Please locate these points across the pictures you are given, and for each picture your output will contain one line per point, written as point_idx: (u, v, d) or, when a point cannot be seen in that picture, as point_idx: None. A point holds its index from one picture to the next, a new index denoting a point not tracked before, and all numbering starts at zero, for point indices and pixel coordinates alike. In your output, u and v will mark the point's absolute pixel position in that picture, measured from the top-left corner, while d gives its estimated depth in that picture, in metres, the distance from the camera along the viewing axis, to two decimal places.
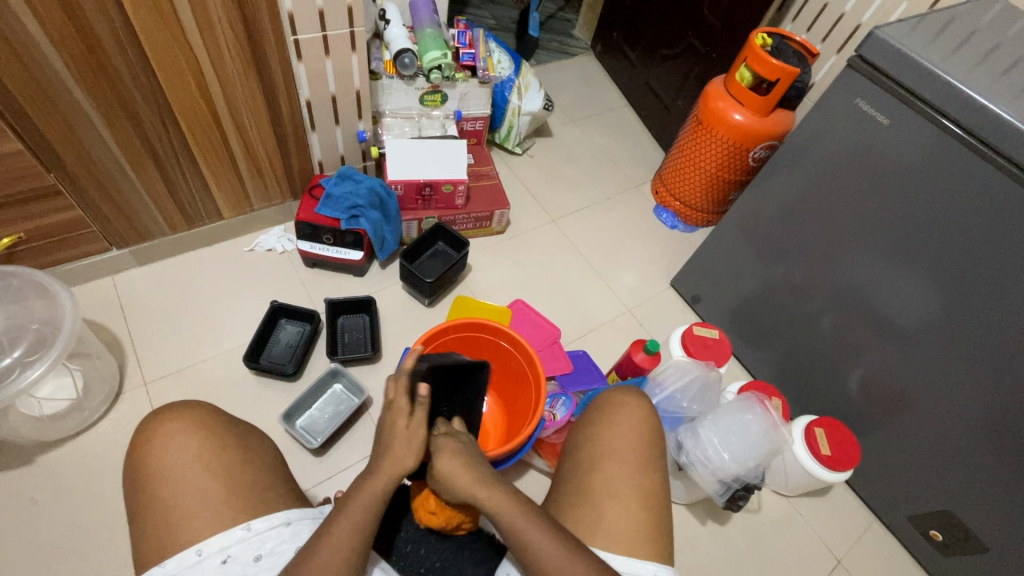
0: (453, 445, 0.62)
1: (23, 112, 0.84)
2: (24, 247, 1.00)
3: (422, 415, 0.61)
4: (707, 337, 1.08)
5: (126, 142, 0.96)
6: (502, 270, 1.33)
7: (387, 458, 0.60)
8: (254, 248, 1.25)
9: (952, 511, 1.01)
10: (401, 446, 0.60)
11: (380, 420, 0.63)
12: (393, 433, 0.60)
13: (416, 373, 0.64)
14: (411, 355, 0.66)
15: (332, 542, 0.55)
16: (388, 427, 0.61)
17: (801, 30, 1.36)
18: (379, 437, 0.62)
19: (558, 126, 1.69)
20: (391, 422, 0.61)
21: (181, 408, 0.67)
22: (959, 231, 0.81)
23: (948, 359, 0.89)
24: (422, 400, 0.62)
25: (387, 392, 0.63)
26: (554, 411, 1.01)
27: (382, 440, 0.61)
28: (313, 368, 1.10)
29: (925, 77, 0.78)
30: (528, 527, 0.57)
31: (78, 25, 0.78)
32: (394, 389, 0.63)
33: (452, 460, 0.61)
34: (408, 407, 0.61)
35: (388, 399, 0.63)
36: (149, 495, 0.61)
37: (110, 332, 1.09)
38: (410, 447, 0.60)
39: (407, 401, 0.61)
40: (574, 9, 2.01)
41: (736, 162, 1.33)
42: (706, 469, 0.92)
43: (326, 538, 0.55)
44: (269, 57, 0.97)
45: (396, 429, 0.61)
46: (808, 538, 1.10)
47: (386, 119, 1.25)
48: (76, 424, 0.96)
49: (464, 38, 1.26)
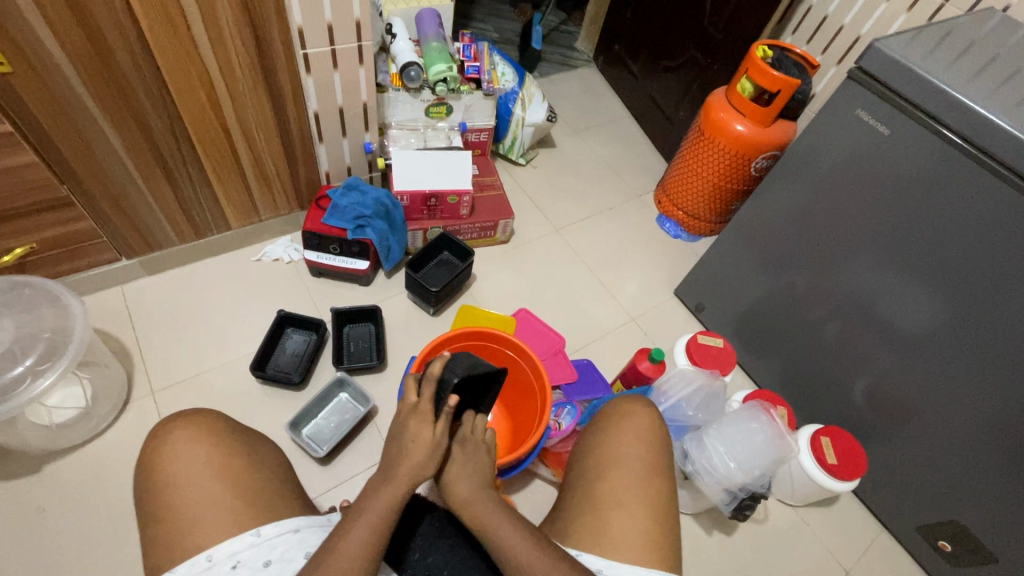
0: (466, 455, 0.63)
1: (38, 124, 0.85)
2: (36, 257, 1.01)
3: (446, 424, 0.61)
4: (711, 346, 1.09)
5: (137, 154, 0.97)
6: (506, 279, 1.34)
7: (405, 469, 0.59)
8: (261, 257, 1.26)
9: (960, 521, 1.00)
10: (421, 455, 0.60)
11: (399, 423, 0.62)
12: (409, 442, 0.60)
13: (446, 386, 0.62)
14: (443, 362, 0.63)
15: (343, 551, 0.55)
16: (409, 434, 0.61)
17: (801, 42, 1.38)
18: (396, 444, 0.61)
19: (560, 137, 1.70)
20: (414, 432, 0.61)
21: (190, 417, 0.68)
22: (960, 240, 0.81)
23: (952, 367, 0.90)
24: (448, 411, 0.61)
25: (412, 394, 0.63)
26: (560, 420, 1.00)
27: (399, 445, 0.61)
28: (319, 377, 1.11)
29: (927, 89, 0.79)
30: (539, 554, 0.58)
31: (93, 40, 0.80)
32: (418, 393, 0.63)
33: (461, 471, 0.62)
34: (432, 415, 0.61)
35: (412, 403, 0.62)
36: (160, 501, 0.61)
37: (119, 342, 1.09)
38: (430, 457, 0.60)
39: (432, 409, 0.62)
40: (575, 23, 2.04)
41: (738, 172, 1.35)
42: (712, 478, 0.92)
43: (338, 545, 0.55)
44: (278, 70, 0.98)
45: (420, 437, 0.61)
46: (815, 549, 1.09)
47: (392, 131, 1.27)
48: (84, 432, 0.97)
49: (469, 51, 1.27)
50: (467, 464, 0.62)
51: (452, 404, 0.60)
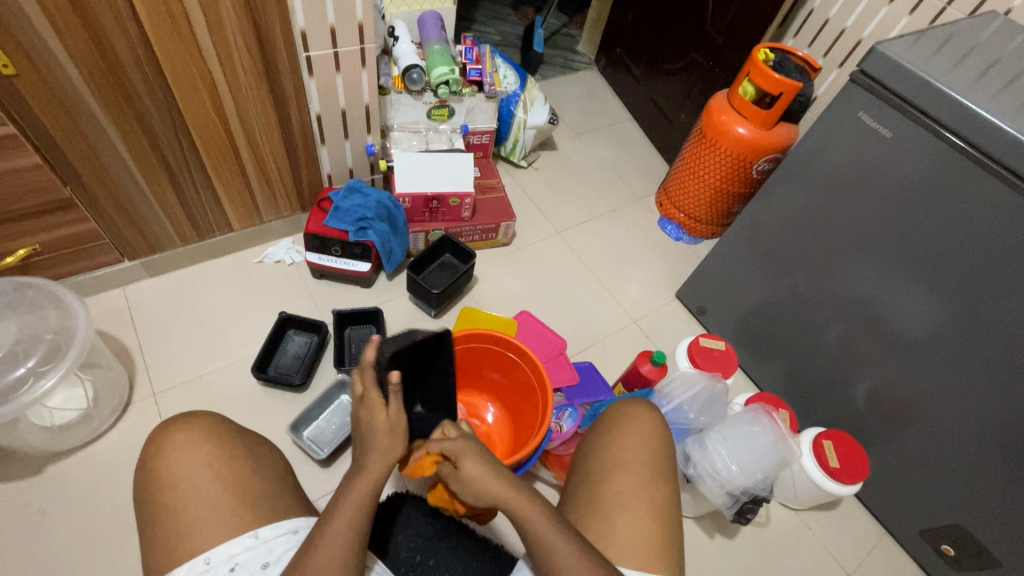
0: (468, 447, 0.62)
1: (42, 126, 0.85)
2: (39, 258, 1.02)
3: (398, 403, 0.62)
4: (714, 349, 1.08)
5: (141, 156, 0.97)
6: (508, 282, 1.34)
7: (376, 456, 0.60)
8: (262, 259, 1.26)
9: (964, 526, 0.99)
10: (386, 437, 0.60)
11: (354, 416, 0.63)
12: (371, 433, 0.61)
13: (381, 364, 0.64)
14: (373, 346, 0.64)
15: (325, 544, 0.54)
16: (368, 423, 0.61)
17: (803, 44, 1.38)
18: (361, 434, 0.62)
19: (562, 139, 1.70)
20: (374, 420, 0.61)
21: (188, 420, 0.67)
22: (963, 244, 0.81)
23: (955, 370, 0.89)
24: (394, 388, 0.61)
25: (358, 386, 0.62)
26: (561, 423, 0.99)
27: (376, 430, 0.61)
28: (320, 379, 1.11)
29: (929, 92, 0.79)
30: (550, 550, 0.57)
31: (98, 43, 0.81)
32: (362, 383, 0.62)
33: (470, 461, 0.61)
34: (380, 398, 0.61)
35: (360, 394, 0.62)
36: (161, 503, 0.61)
37: (120, 343, 1.10)
38: (394, 435, 0.61)
39: (379, 393, 0.61)
40: (577, 25, 2.04)
41: (739, 174, 1.35)
42: (714, 482, 0.92)
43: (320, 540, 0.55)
44: (281, 73, 0.99)
45: (376, 422, 0.61)
46: (817, 552, 1.09)
47: (394, 133, 1.26)
48: (86, 434, 0.97)
49: (472, 54, 1.27)
50: (470, 452, 0.62)
51: (396, 379, 0.60)
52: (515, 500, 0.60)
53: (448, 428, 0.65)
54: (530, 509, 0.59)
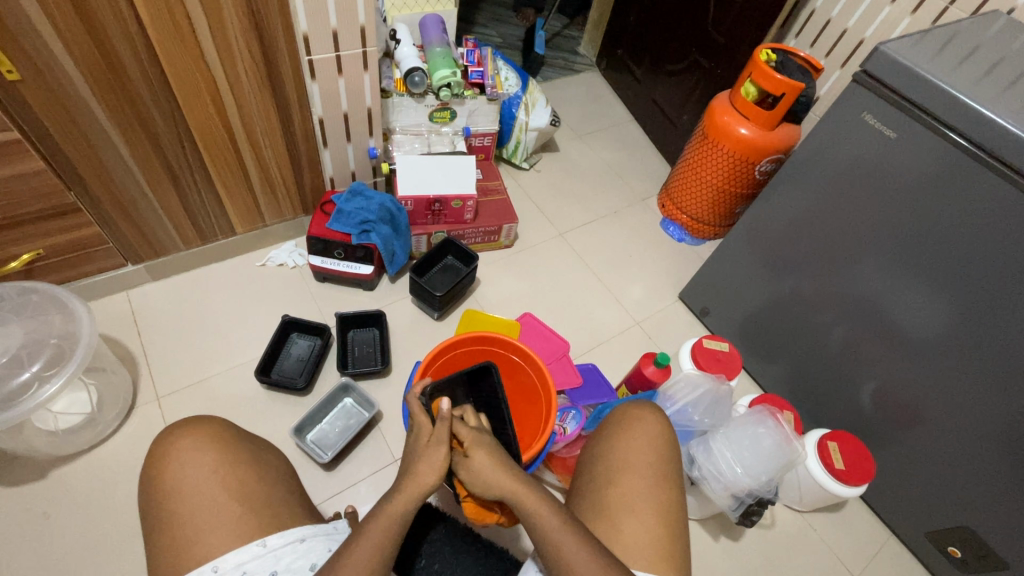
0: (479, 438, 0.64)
1: (46, 131, 0.86)
2: (43, 263, 1.02)
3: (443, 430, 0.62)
4: (717, 350, 1.07)
5: (144, 159, 0.97)
6: (510, 284, 1.34)
7: (423, 466, 0.61)
8: (266, 262, 1.26)
9: (970, 528, 0.99)
10: (428, 458, 0.61)
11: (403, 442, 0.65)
12: (417, 451, 0.62)
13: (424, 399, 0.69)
14: (417, 382, 0.71)
15: (350, 564, 0.54)
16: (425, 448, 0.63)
17: (805, 45, 1.38)
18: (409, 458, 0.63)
19: (563, 141, 1.70)
20: (415, 443, 0.63)
21: (196, 425, 0.67)
22: (969, 243, 0.81)
23: (961, 371, 0.89)
24: (443, 417, 0.62)
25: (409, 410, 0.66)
26: (565, 425, 0.99)
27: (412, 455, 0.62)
28: (323, 383, 1.11)
29: (934, 93, 0.78)
30: (567, 557, 0.56)
31: (102, 49, 0.81)
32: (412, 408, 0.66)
33: (482, 452, 0.63)
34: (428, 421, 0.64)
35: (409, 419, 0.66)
36: (166, 511, 0.61)
37: (124, 347, 1.10)
38: (432, 464, 0.61)
39: (426, 417, 0.64)
40: (578, 27, 2.04)
41: (742, 175, 1.34)
42: (718, 484, 0.91)
43: (345, 558, 0.55)
44: (284, 76, 0.99)
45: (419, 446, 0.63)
46: (823, 554, 1.08)
47: (396, 136, 1.26)
48: (90, 438, 0.97)
49: (473, 57, 1.26)
50: (483, 443, 0.64)
51: (446, 409, 0.62)
52: (542, 520, 0.59)
53: (469, 415, 0.67)
54: (550, 526, 0.58)
